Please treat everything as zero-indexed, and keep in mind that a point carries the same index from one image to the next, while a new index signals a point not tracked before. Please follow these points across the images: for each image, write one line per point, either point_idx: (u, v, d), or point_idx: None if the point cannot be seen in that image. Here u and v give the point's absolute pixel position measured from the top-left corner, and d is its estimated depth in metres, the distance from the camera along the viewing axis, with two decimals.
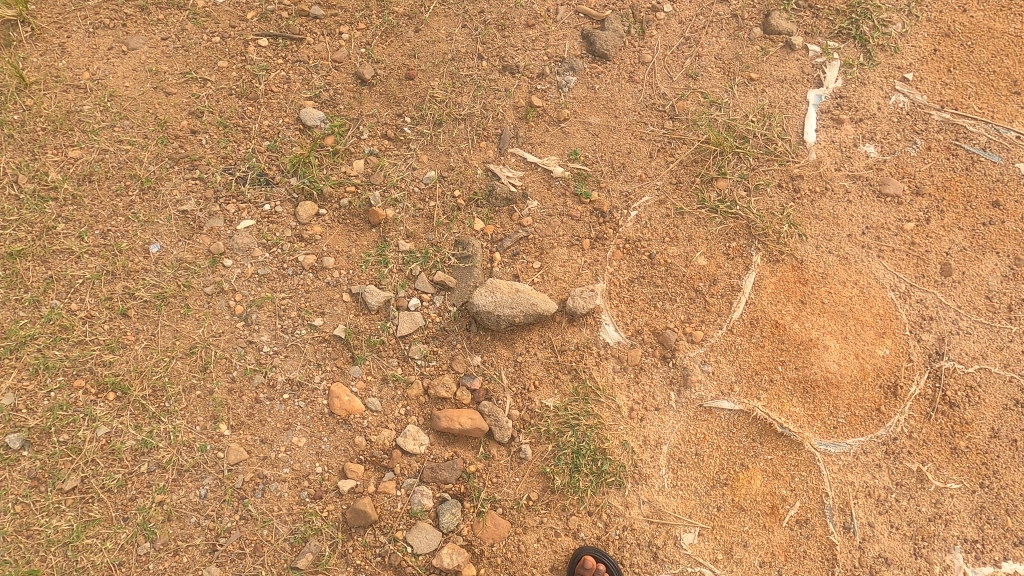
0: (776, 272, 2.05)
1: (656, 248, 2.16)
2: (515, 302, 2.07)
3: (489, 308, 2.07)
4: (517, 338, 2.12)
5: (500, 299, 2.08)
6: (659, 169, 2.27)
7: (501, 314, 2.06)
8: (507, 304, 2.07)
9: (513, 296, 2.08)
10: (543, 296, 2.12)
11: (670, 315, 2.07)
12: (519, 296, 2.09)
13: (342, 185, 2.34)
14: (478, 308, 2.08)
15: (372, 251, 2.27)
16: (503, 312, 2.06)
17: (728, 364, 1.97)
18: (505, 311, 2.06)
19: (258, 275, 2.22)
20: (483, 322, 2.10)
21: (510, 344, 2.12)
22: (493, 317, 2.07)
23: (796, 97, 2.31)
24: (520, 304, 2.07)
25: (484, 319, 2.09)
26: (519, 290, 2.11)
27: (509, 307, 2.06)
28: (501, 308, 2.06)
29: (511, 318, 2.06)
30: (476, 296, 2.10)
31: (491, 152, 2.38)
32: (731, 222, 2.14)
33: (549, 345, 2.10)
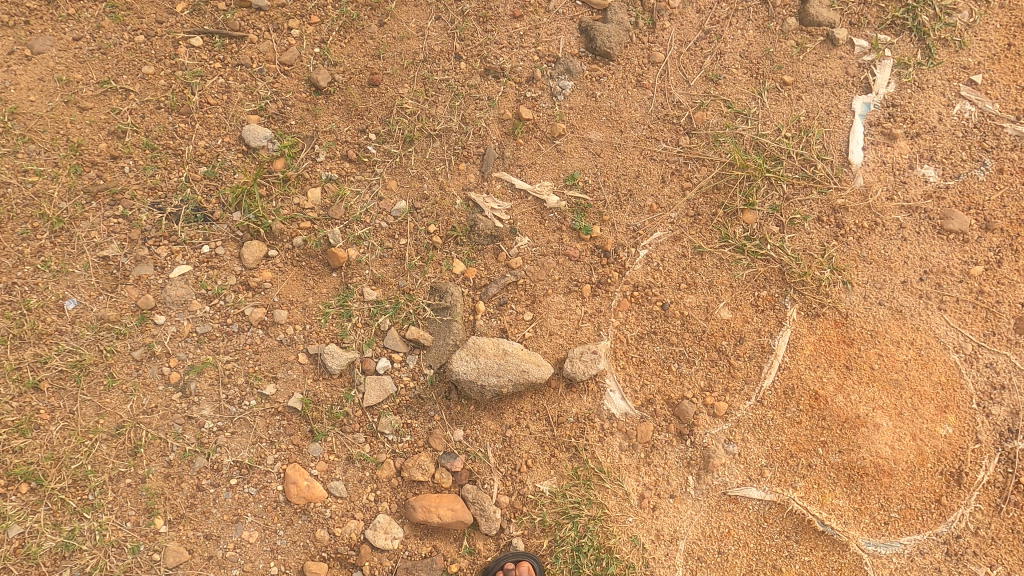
0: (816, 329, 1.70)
1: (670, 296, 1.80)
2: (501, 368, 1.73)
3: (470, 376, 1.73)
4: (505, 408, 1.78)
5: (484, 365, 1.74)
6: (674, 198, 1.89)
7: (486, 383, 1.72)
8: (493, 372, 1.73)
9: (500, 361, 1.74)
10: (536, 357, 1.78)
11: (687, 381, 1.73)
12: (507, 361, 1.74)
13: (295, 221, 1.96)
14: (458, 376, 1.74)
15: (332, 301, 1.91)
16: (488, 381, 1.72)
17: (757, 445, 1.65)
18: (489, 380, 1.72)
19: (196, 333, 1.87)
20: (464, 391, 1.77)
21: (497, 415, 1.78)
22: (475, 388, 1.74)
23: (839, 105, 1.90)
24: (508, 370, 1.73)
25: (466, 388, 1.75)
26: (508, 351, 1.77)
27: (495, 375, 1.72)
28: (485, 376, 1.72)
29: (497, 388, 1.73)
30: (455, 360, 1.76)
31: (472, 177, 1.99)
32: (761, 265, 1.78)
33: (544, 417, 1.77)
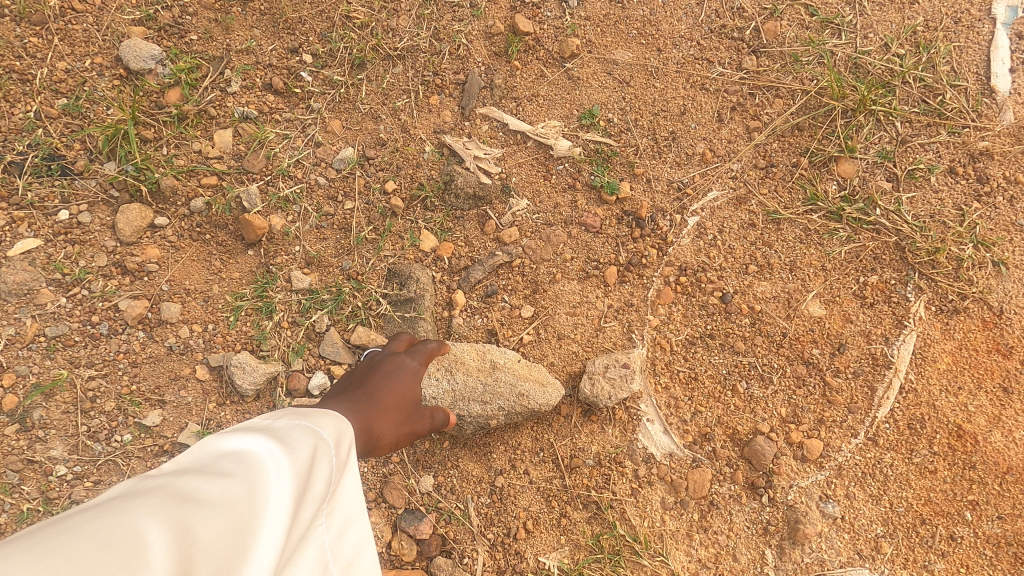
0: (953, 333, 1.15)
1: (733, 284, 1.24)
2: (486, 393, 1.18)
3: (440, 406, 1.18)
4: (494, 446, 1.23)
5: (461, 388, 1.19)
6: (735, 143, 1.33)
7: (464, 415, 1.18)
8: (474, 397, 1.18)
9: (484, 381, 1.19)
10: (538, 372, 1.22)
11: (762, 408, 1.18)
12: (495, 381, 1.19)
13: (194, 175, 1.38)
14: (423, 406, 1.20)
15: (246, 290, 1.33)
16: (466, 412, 1.18)
17: (870, 505, 1.11)
18: (469, 410, 1.18)
19: (43, 339, 1.27)
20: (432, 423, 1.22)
21: (483, 455, 1.23)
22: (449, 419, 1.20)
23: (974, 10, 1.31)
24: (497, 396, 1.18)
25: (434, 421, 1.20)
26: (496, 365, 1.21)
27: (477, 403, 1.18)
28: (463, 405, 1.18)
29: (480, 420, 1.18)
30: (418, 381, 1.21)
31: (448, 115, 1.41)
32: (867, 239, 1.22)
33: (550, 459, 1.22)
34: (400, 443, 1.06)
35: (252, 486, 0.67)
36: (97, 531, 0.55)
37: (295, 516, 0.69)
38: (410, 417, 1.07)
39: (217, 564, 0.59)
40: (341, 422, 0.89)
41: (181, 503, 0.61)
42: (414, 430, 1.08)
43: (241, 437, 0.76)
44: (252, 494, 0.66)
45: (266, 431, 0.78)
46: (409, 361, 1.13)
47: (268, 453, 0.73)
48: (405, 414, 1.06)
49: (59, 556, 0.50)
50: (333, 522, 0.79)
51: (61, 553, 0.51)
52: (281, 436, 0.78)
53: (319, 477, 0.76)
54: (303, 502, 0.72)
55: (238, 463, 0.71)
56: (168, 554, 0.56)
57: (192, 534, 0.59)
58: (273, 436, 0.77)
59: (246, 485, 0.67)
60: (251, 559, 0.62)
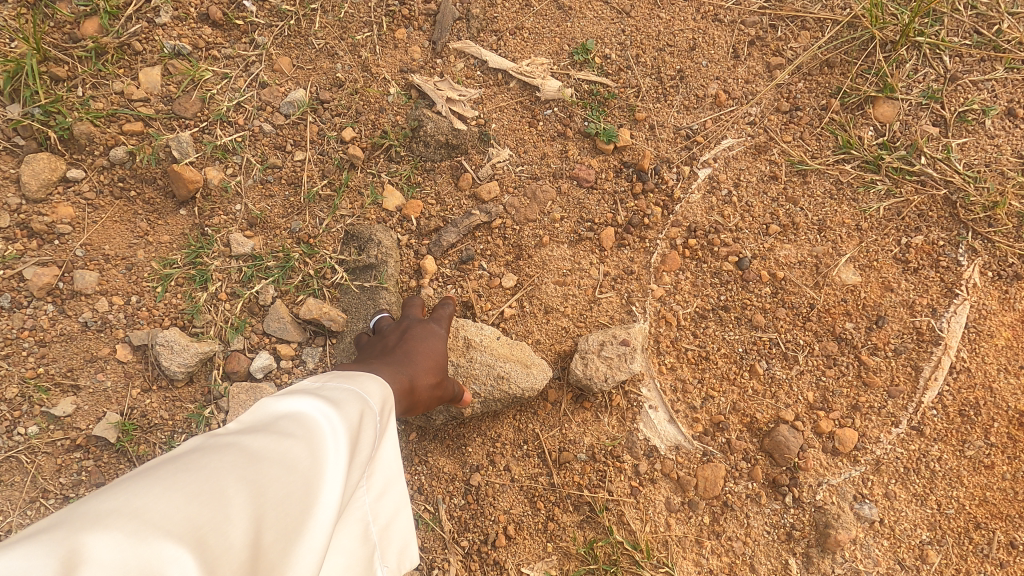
0: (1012, 303, 0.97)
1: (752, 248, 1.05)
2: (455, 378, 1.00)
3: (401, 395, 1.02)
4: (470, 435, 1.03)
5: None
6: (754, 83, 1.13)
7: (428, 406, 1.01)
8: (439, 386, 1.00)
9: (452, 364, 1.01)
10: (522, 352, 1.03)
11: (786, 393, 1.00)
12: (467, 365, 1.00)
13: (114, 120, 1.16)
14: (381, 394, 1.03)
15: (177, 256, 1.13)
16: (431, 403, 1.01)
17: (914, 506, 0.94)
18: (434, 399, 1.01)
19: None
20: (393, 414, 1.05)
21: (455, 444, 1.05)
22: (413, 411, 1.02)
23: None
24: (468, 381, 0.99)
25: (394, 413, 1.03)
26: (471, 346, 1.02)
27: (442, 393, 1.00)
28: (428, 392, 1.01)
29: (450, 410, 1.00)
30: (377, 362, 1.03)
31: (416, 52, 1.20)
32: (911, 193, 1.03)
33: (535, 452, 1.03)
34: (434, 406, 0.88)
35: (316, 450, 0.55)
36: (181, 481, 0.47)
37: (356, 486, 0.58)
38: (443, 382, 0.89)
39: (288, 533, 0.50)
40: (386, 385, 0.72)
41: (249, 462, 0.51)
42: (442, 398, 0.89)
43: (295, 391, 0.62)
44: (320, 459, 0.55)
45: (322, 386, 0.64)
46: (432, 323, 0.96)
47: (330, 413, 0.59)
48: (439, 378, 0.87)
49: (145, 511, 0.44)
50: (377, 485, 0.68)
51: (149, 507, 0.44)
52: (342, 391, 0.64)
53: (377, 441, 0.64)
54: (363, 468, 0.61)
55: (297, 421, 0.57)
56: (246, 516, 0.48)
57: (266, 497, 0.50)
58: (334, 392, 0.63)
59: (311, 447, 0.55)
60: (322, 527, 0.52)
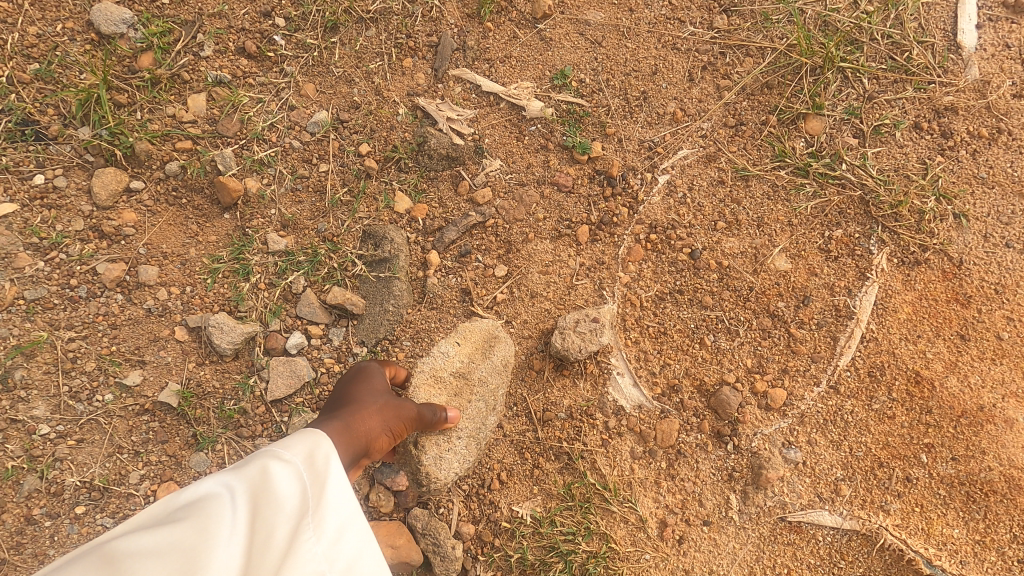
0: (915, 283, 1.18)
1: (702, 242, 1.26)
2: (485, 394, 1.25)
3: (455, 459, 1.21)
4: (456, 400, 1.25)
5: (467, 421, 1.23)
6: (705, 102, 1.34)
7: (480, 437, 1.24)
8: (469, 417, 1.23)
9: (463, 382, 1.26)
10: (479, 333, 1.28)
11: (728, 360, 1.21)
12: (480, 381, 1.25)
13: (168, 139, 1.38)
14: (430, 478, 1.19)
15: (223, 253, 1.35)
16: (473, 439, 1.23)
17: (830, 450, 1.15)
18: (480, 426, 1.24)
19: (21, 302, 1.28)
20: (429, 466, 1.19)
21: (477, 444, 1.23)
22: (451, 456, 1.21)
23: None
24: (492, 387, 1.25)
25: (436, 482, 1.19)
26: (463, 355, 1.27)
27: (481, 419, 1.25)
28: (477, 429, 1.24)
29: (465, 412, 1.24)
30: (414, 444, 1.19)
31: (421, 78, 1.41)
32: (833, 194, 1.24)
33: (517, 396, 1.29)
34: (393, 426, 1.08)
35: (200, 521, 0.72)
36: None
37: (254, 541, 0.72)
38: (386, 400, 1.09)
39: None
40: (311, 443, 0.90)
41: (124, 552, 0.67)
42: (400, 413, 1.10)
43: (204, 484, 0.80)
44: (199, 533, 0.70)
45: (229, 474, 0.82)
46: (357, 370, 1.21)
47: (214, 496, 0.76)
48: (383, 405, 1.08)
49: None
50: (327, 530, 0.79)
51: None
52: (243, 471, 0.81)
53: (284, 496, 0.78)
54: (265, 509, 0.76)
55: (182, 512, 0.75)
56: None
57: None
58: (234, 476, 0.80)
59: (192, 524, 0.71)
60: None
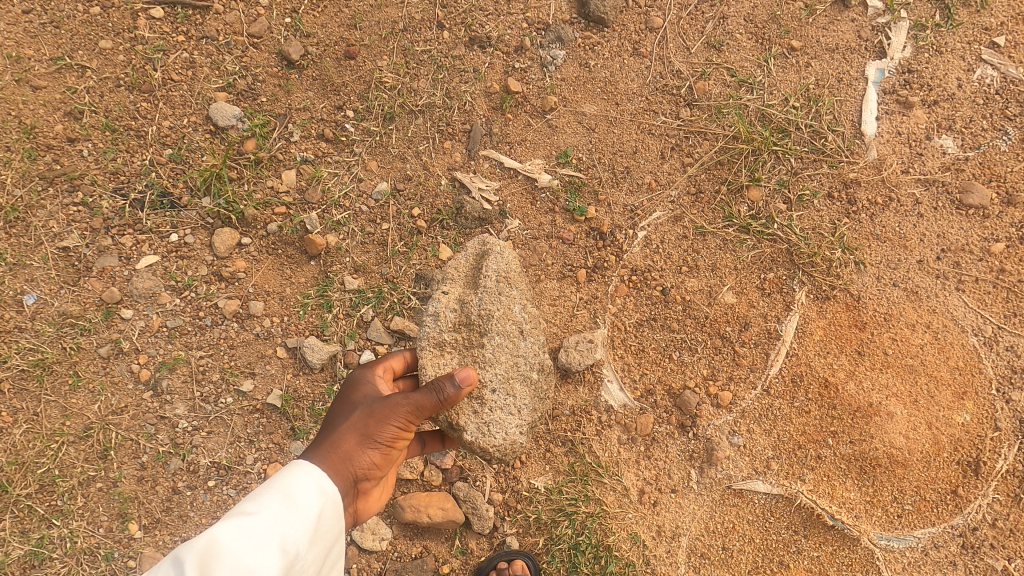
0: (826, 313, 1.60)
1: (670, 281, 1.69)
2: (499, 328, 1.46)
3: (508, 406, 1.46)
4: (463, 351, 1.47)
5: (496, 362, 1.45)
6: (674, 174, 1.77)
7: (522, 367, 1.49)
8: (490, 362, 1.44)
9: (465, 327, 1.47)
10: (463, 273, 1.54)
11: (689, 370, 1.63)
12: (479, 318, 1.46)
13: (268, 206, 1.83)
14: (496, 442, 1.44)
15: (311, 291, 1.80)
16: (512, 381, 1.48)
17: (763, 436, 1.56)
18: (520, 357, 1.49)
19: (167, 328, 1.75)
20: (489, 435, 1.43)
21: (527, 381, 1.51)
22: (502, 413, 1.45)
23: (850, 73, 1.77)
24: (492, 318, 1.45)
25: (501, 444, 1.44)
26: (456, 304, 1.48)
27: (512, 353, 1.48)
28: (516, 361, 1.48)
29: (487, 360, 1.44)
30: (458, 420, 1.42)
31: (458, 156, 1.86)
32: (767, 246, 1.66)
33: (539, 327, 1.58)
34: (372, 434, 1.25)
35: None
36: None
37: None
38: (358, 417, 1.28)
39: None
40: (257, 493, 1.12)
41: None
42: (388, 419, 1.26)
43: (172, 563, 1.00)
44: None
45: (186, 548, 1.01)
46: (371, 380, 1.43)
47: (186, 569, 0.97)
48: (356, 422, 1.27)
49: None
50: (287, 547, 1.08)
51: None
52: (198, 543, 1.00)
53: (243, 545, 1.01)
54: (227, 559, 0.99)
55: None
56: None
57: None
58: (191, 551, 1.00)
59: None
60: None
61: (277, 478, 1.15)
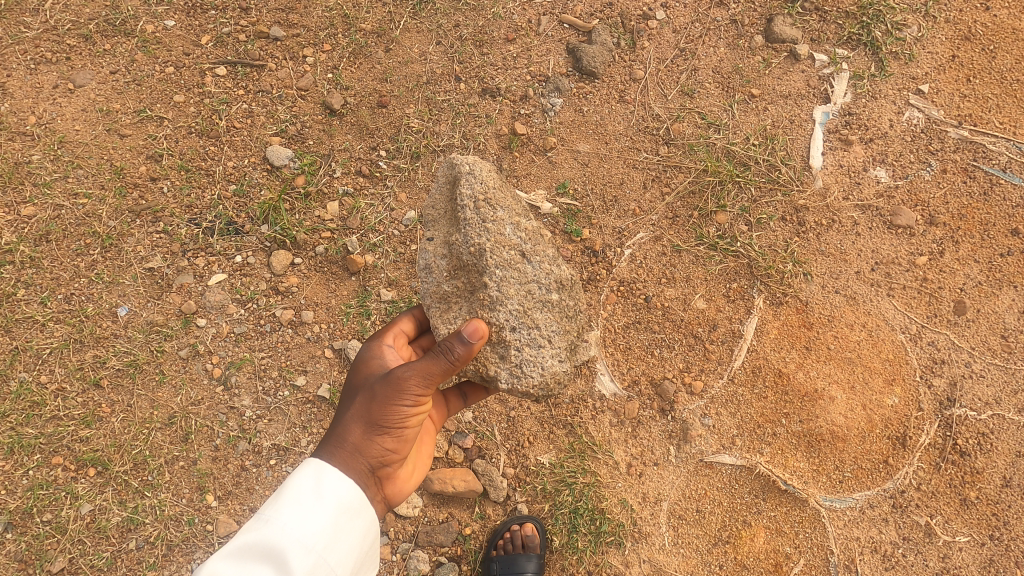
0: (780, 316, 1.93)
1: (652, 290, 2.01)
2: (496, 261, 1.40)
3: (534, 338, 1.44)
4: (468, 303, 1.45)
5: (506, 296, 1.40)
6: (655, 202, 2.08)
7: (534, 291, 1.46)
8: (498, 301, 1.40)
9: (461, 270, 1.44)
10: (442, 212, 1.50)
11: (668, 364, 1.96)
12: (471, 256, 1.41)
13: (316, 232, 2.19)
14: (535, 379, 1.43)
15: (352, 301, 2.15)
16: (528, 311, 1.44)
17: (729, 417, 1.89)
18: (530, 278, 1.46)
19: (234, 334, 2.11)
20: (525, 372, 1.42)
21: (547, 305, 1.49)
22: (531, 350, 1.44)
23: (801, 115, 2.12)
24: (484, 253, 1.39)
25: (540, 378, 1.43)
26: (444, 250, 1.48)
27: (519, 284, 1.44)
28: (528, 288, 1.45)
29: (493, 301, 1.40)
30: (488, 369, 1.42)
31: None
32: (731, 261, 2.00)
33: (541, 244, 1.53)
34: (384, 412, 1.39)
35: None
36: None
37: None
38: (366, 400, 1.41)
39: None
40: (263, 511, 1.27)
41: None
42: (405, 390, 1.36)
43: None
44: None
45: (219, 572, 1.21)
46: (389, 351, 1.56)
47: None
48: (365, 405, 1.40)
49: None
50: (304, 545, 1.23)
51: None
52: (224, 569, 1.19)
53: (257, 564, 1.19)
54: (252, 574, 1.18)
55: None
56: None
57: None
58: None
59: None
60: None
61: (284, 492, 1.30)
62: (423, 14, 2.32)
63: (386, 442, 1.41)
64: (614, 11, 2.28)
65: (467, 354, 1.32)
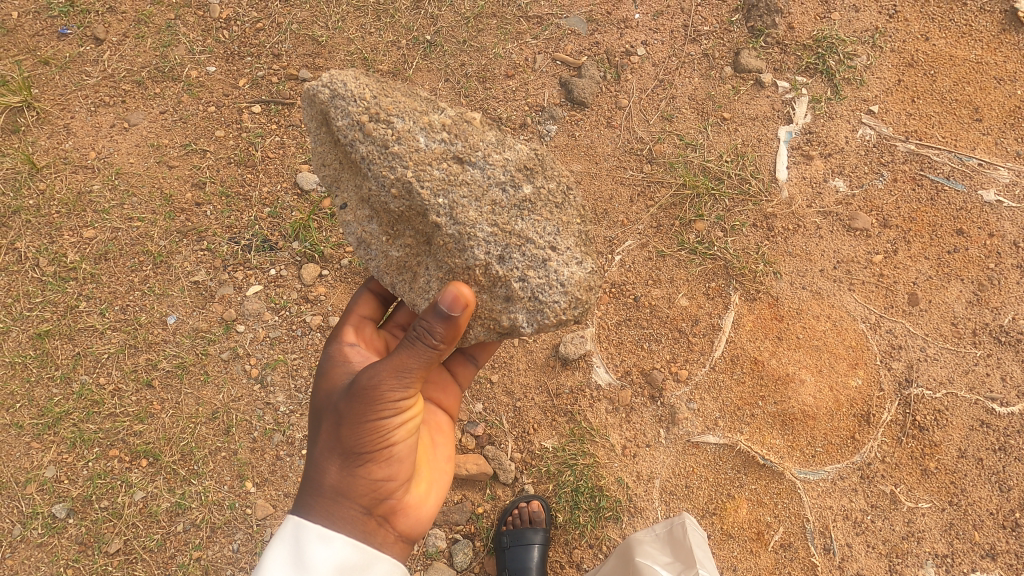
0: (754, 310, 2.19)
1: (640, 291, 2.26)
2: (433, 188, 1.49)
3: (531, 257, 1.53)
4: (433, 262, 1.58)
5: (471, 224, 1.51)
6: (641, 213, 2.35)
7: (498, 198, 1.54)
8: (467, 237, 1.51)
9: (405, 228, 1.59)
10: (346, 167, 1.61)
11: (656, 355, 2.19)
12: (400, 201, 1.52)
13: (341, 247, 2.47)
14: (559, 299, 1.54)
15: None
16: (507, 229, 1.53)
17: (712, 401, 2.12)
18: (485, 184, 1.54)
19: (269, 338, 2.37)
20: (544, 298, 1.53)
21: (526, 209, 1.56)
22: (542, 273, 1.53)
23: (767, 134, 2.40)
24: (410, 184, 1.49)
25: (563, 297, 1.53)
26: (366, 213, 1.62)
27: (477, 203, 1.52)
28: (490, 199, 1.54)
29: (464, 240, 1.51)
30: (503, 321, 1.55)
31: None
32: (710, 263, 2.25)
33: (458, 132, 1.56)
34: (366, 428, 1.42)
35: None
36: None
37: None
38: (342, 424, 1.45)
39: None
40: None
41: None
42: (383, 394, 1.40)
43: None
44: None
45: None
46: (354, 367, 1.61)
47: None
48: (344, 429, 1.44)
49: None
50: None
51: None
52: None
53: None
54: None
55: None
56: None
57: None
58: None
59: None
60: None
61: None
62: (433, 55, 2.63)
63: (379, 452, 1.46)
64: (601, 48, 2.60)
65: (447, 332, 1.38)
